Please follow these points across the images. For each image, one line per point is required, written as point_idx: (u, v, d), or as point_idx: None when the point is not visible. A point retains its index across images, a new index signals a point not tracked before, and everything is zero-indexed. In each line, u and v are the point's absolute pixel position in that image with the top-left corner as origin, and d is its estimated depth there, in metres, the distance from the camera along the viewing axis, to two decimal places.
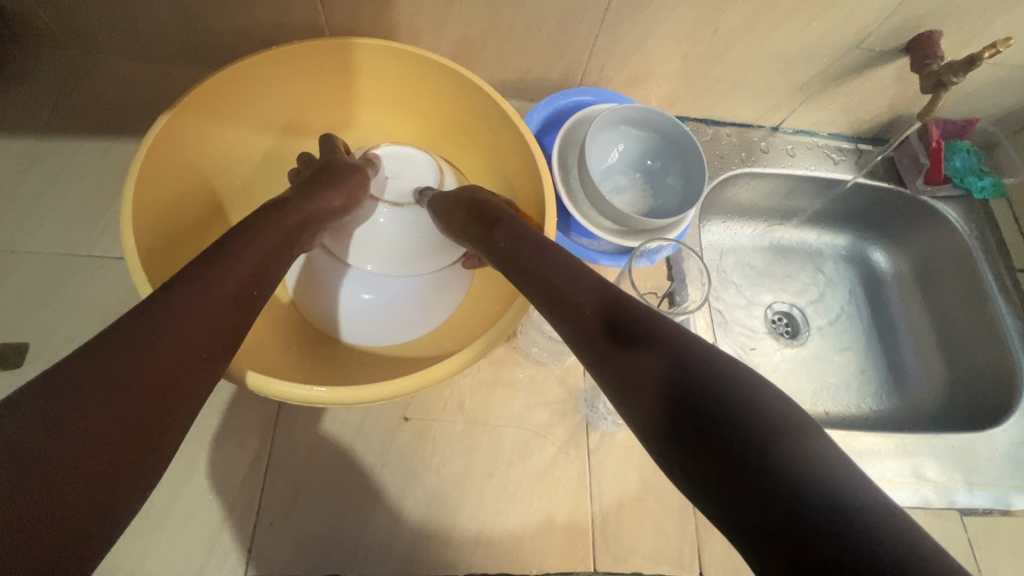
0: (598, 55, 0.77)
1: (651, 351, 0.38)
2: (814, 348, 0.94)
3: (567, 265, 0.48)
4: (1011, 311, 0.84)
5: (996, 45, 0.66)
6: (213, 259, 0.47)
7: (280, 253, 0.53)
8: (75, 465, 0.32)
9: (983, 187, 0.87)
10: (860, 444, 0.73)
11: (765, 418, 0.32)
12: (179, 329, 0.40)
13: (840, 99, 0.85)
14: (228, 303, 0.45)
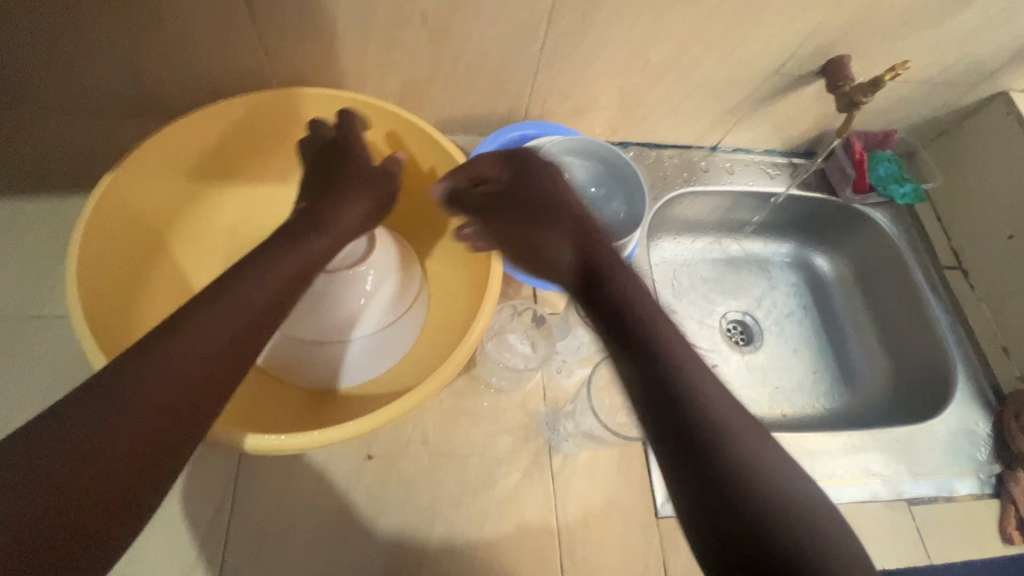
0: (540, 90, 0.81)
1: (686, 370, 0.43)
2: (767, 353, 0.98)
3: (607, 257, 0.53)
4: (940, 305, 0.91)
5: (896, 68, 0.72)
6: (233, 283, 0.47)
7: (300, 271, 0.52)
8: (74, 491, 0.36)
9: (904, 194, 0.94)
10: (812, 443, 0.76)
11: (759, 453, 0.41)
12: (187, 360, 0.42)
13: (770, 118, 0.91)
14: (240, 327, 0.45)
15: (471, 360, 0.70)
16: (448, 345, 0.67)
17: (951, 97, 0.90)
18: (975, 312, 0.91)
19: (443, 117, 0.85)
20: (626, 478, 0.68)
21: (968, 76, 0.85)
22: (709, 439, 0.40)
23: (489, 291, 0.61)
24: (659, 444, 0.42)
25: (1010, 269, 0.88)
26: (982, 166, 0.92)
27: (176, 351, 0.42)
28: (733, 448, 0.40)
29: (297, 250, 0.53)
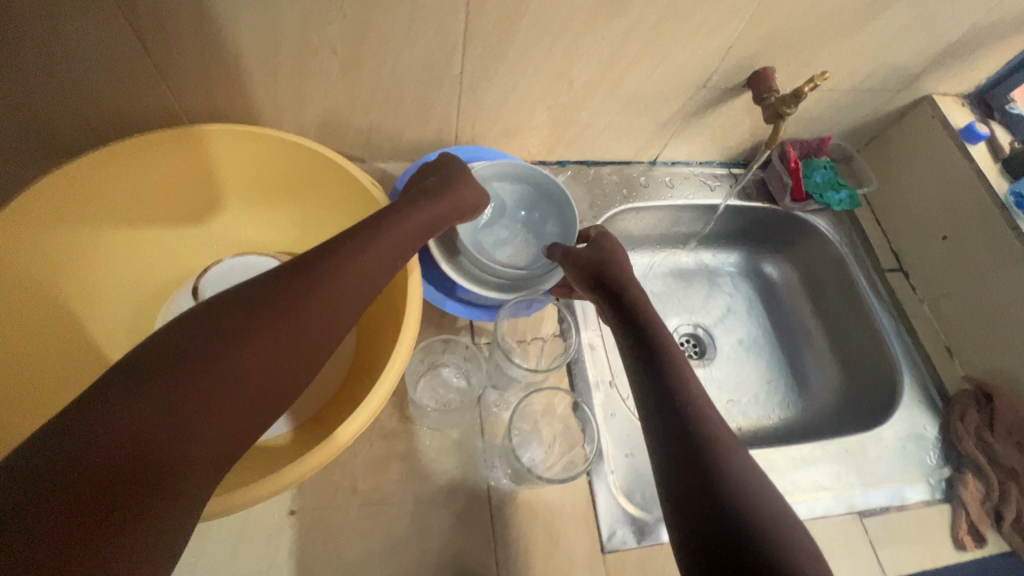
0: (466, 114, 0.79)
1: (686, 387, 0.51)
2: (720, 365, 0.96)
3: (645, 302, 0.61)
4: (883, 308, 0.91)
5: (814, 79, 0.72)
6: (323, 272, 0.50)
7: (403, 254, 0.57)
8: (145, 449, 0.39)
9: (841, 200, 0.94)
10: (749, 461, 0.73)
11: (741, 468, 0.46)
12: (292, 333, 0.47)
13: (703, 131, 0.91)
14: (341, 308, 0.50)
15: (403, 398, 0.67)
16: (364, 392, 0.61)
17: (877, 104, 0.91)
18: (917, 313, 0.91)
19: (370, 146, 0.82)
20: (568, 513, 0.65)
21: (890, 83, 0.87)
22: (696, 446, 0.47)
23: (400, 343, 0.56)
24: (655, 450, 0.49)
25: (947, 269, 0.89)
26: (913, 169, 0.93)
27: (277, 326, 0.46)
28: (719, 458, 0.46)
29: (378, 243, 0.54)
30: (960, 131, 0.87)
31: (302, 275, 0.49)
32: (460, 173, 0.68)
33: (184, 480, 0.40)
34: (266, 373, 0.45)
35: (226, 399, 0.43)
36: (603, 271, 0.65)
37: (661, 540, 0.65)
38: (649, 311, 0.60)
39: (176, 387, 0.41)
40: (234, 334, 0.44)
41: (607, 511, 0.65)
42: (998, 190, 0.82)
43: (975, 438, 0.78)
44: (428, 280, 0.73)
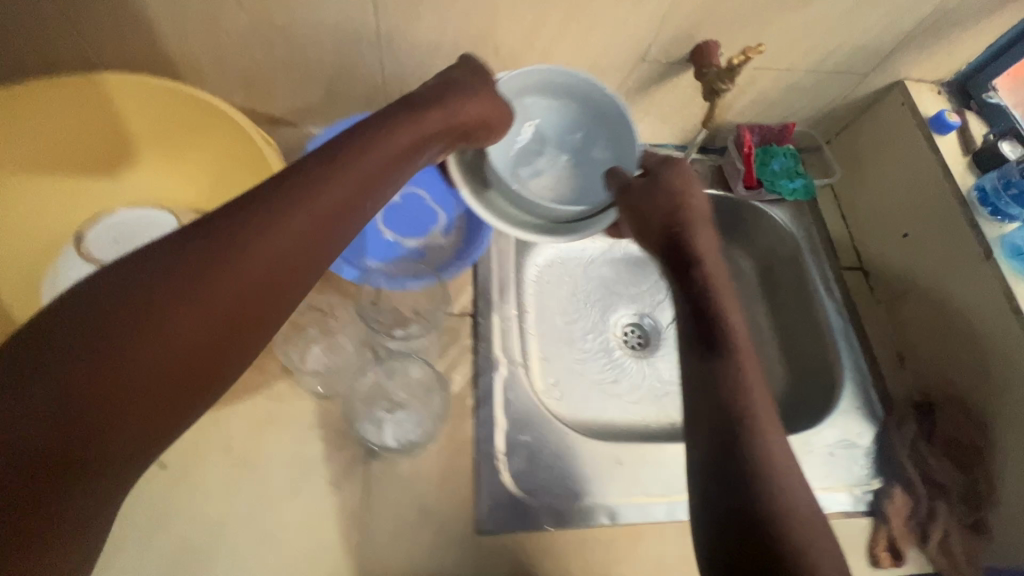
0: (391, 79, 0.76)
1: (748, 379, 0.53)
2: (662, 358, 0.96)
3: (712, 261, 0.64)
4: (835, 308, 0.85)
5: (745, 52, 0.66)
6: (274, 214, 0.46)
7: (370, 190, 0.52)
8: (80, 409, 0.38)
9: (793, 190, 0.89)
10: (652, 457, 0.69)
11: (780, 469, 0.48)
12: (251, 272, 0.44)
13: (652, 110, 0.86)
14: (309, 243, 0.47)
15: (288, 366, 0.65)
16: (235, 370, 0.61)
17: (844, 88, 0.85)
18: (870, 314, 0.85)
19: (295, 110, 0.80)
20: (445, 489, 0.64)
21: (855, 65, 0.80)
22: (740, 442, 0.49)
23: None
24: (698, 438, 0.52)
25: (904, 269, 0.82)
26: (881, 160, 0.86)
27: (224, 275, 0.43)
28: (765, 454, 0.49)
29: (339, 179, 0.50)
30: (929, 120, 0.80)
31: (249, 215, 0.45)
32: (449, 95, 0.62)
33: (127, 436, 0.40)
34: (227, 315, 0.43)
35: (184, 345, 0.41)
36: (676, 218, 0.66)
37: (540, 526, 0.63)
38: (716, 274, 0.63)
39: (113, 345, 0.39)
40: (184, 277, 0.42)
41: (487, 491, 0.64)
42: (962, 186, 0.75)
43: (910, 449, 0.72)
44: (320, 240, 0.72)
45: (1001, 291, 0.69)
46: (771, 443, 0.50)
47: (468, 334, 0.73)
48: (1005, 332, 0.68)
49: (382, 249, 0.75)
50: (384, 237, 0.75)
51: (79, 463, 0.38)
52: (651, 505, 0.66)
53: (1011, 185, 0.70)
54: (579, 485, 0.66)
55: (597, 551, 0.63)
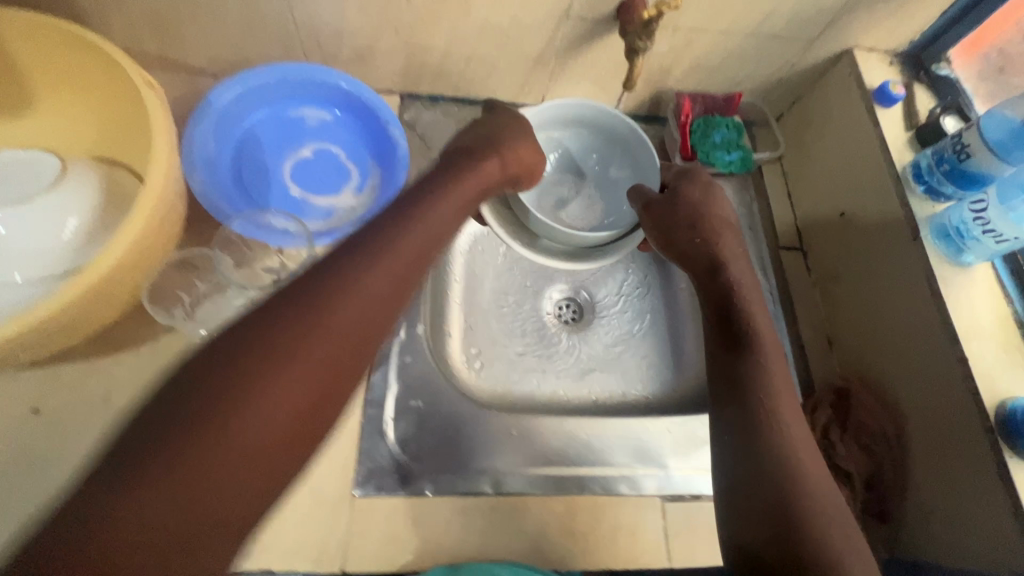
0: (303, 28, 0.73)
1: (773, 413, 0.55)
2: (595, 333, 0.92)
3: (741, 273, 0.66)
4: (770, 287, 0.81)
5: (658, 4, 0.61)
6: (341, 282, 0.44)
7: (432, 249, 0.52)
8: (154, 514, 0.34)
9: (730, 162, 0.85)
10: (548, 429, 0.68)
11: (815, 499, 0.50)
12: (328, 347, 0.42)
13: (586, 73, 0.82)
14: (378, 308, 0.45)
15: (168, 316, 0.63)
16: (111, 320, 0.60)
17: (791, 56, 0.80)
18: (804, 297, 0.81)
19: (208, 59, 0.77)
20: (328, 451, 0.62)
21: (800, 29, 0.75)
22: (771, 476, 0.51)
23: (107, 254, 0.53)
24: (727, 481, 0.53)
25: (839, 250, 0.78)
26: (827, 136, 0.82)
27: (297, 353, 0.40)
28: (796, 487, 0.50)
29: (404, 239, 0.49)
30: (873, 92, 0.75)
31: (321, 286, 0.43)
32: (503, 145, 0.66)
33: (214, 537, 0.36)
34: (306, 398, 0.40)
35: (262, 433, 0.38)
36: (703, 221, 0.68)
37: (420, 491, 0.62)
38: (742, 282, 0.65)
39: (182, 437, 0.36)
40: (257, 360, 0.39)
41: (370, 453, 0.63)
42: (897, 162, 0.71)
43: (821, 435, 0.69)
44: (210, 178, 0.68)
45: (924, 274, 0.65)
46: (802, 464, 0.52)
47: None
48: (923, 317, 0.65)
49: (287, 203, 0.72)
50: (291, 192, 0.73)
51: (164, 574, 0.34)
52: (540, 477, 0.65)
53: (943, 161, 0.65)
54: (468, 453, 0.65)
55: (479, 520, 0.62)
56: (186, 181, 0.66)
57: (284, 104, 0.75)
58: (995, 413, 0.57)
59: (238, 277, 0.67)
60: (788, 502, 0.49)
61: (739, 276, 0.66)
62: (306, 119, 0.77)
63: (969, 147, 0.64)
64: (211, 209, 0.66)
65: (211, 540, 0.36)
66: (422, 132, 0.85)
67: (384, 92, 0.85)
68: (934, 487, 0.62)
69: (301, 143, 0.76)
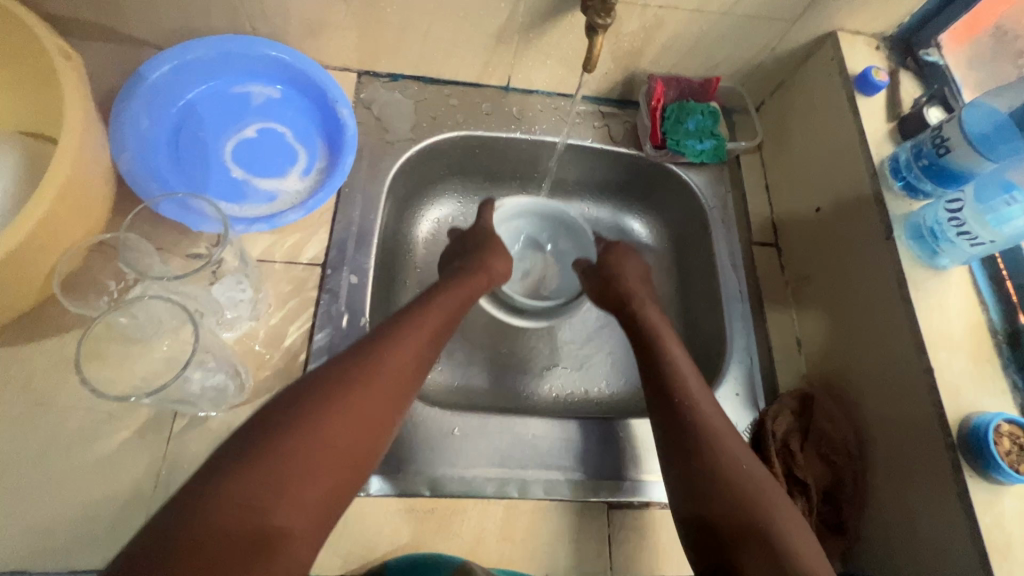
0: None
1: (691, 423, 0.56)
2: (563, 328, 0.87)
3: (648, 311, 0.68)
4: (739, 284, 0.77)
5: None
6: (386, 338, 0.55)
7: (455, 317, 0.62)
8: (248, 510, 0.41)
9: (701, 151, 0.80)
10: (494, 430, 0.65)
11: (743, 492, 0.52)
12: (377, 396, 0.50)
13: (552, 53, 0.77)
14: (416, 365, 0.55)
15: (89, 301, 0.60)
16: (19, 304, 0.56)
17: (771, 39, 0.75)
18: (775, 295, 0.77)
19: (147, 28, 0.72)
20: None
21: (779, 8, 0.70)
22: (702, 477, 0.53)
23: (10, 235, 0.50)
24: (674, 502, 0.55)
25: (813, 248, 0.74)
26: (808, 124, 0.76)
27: (361, 385, 0.50)
28: (723, 485, 0.52)
29: (435, 306, 0.60)
30: (855, 79, 0.70)
31: (372, 341, 0.54)
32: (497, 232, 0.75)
33: (292, 536, 0.42)
34: (358, 439, 0.48)
35: (322, 465, 0.45)
36: (608, 280, 0.73)
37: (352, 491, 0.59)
38: (648, 316, 0.67)
39: (267, 449, 0.44)
40: (319, 404, 0.48)
41: None
42: (876, 156, 0.66)
43: (780, 446, 0.65)
44: (137, 155, 0.64)
45: (894, 277, 0.61)
46: (726, 462, 0.53)
47: (315, 285, 0.68)
48: (892, 324, 0.61)
49: (226, 185, 0.68)
50: (231, 174, 0.69)
51: (253, 560, 0.40)
52: (481, 481, 0.62)
53: (922, 156, 0.61)
54: (407, 451, 0.62)
55: (413, 524, 0.59)
56: (113, 159, 0.63)
57: (227, 79, 0.71)
58: (959, 429, 0.54)
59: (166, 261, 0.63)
60: (723, 499, 0.52)
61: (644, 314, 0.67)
62: (251, 96, 0.72)
63: (948, 141, 0.59)
64: (139, 190, 0.62)
65: (292, 538, 0.42)
66: (379, 112, 0.79)
67: (340, 69, 0.80)
68: (890, 499, 0.59)
69: (245, 121, 0.71)
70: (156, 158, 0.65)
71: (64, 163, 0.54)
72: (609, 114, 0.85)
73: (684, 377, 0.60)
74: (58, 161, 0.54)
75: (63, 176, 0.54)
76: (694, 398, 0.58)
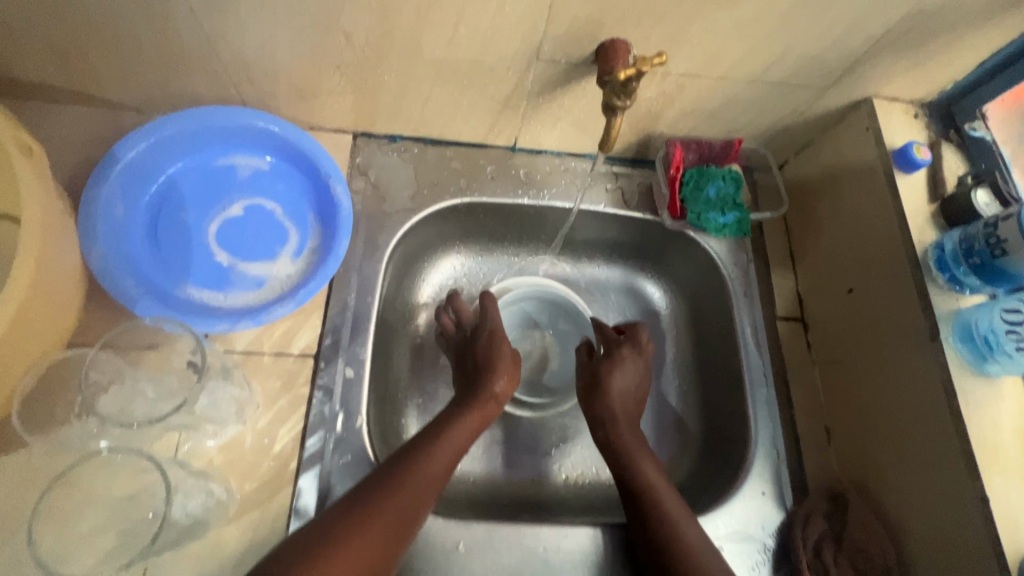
0: (230, 65, 0.62)
1: (665, 549, 0.56)
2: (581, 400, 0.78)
3: (633, 449, 0.64)
4: (765, 368, 0.71)
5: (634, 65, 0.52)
6: (393, 478, 0.53)
7: (462, 452, 0.60)
8: None
9: (724, 225, 0.75)
10: (501, 546, 0.61)
11: None
12: (376, 539, 0.50)
13: (564, 116, 0.71)
14: (418, 506, 0.53)
15: (50, 420, 0.52)
16: None
17: (802, 103, 0.69)
18: (803, 378, 0.71)
19: (121, 94, 0.66)
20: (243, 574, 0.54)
21: (814, 75, 0.64)
22: None
23: None
24: None
25: (848, 330, 0.68)
26: (841, 194, 0.70)
27: (360, 532, 0.49)
28: None
29: (445, 440, 0.58)
30: (894, 153, 0.65)
31: (378, 483, 0.53)
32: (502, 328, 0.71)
33: None
34: None
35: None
36: (591, 391, 0.69)
37: None
38: (636, 457, 0.63)
39: None
40: (316, 551, 0.47)
41: None
42: (918, 242, 0.61)
43: (811, 554, 0.61)
44: (110, 248, 0.59)
45: (941, 384, 0.56)
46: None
47: (307, 379, 0.63)
48: (940, 437, 0.56)
49: (210, 273, 0.62)
50: (215, 259, 0.63)
51: None
52: None
53: (973, 253, 0.56)
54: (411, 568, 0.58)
55: None
56: (83, 257, 0.57)
57: (208, 152, 0.66)
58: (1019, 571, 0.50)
59: (146, 369, 0.56)
60: None
61: (626, 454, 0.63)
62: (236, 169, 0.67)
63: (1005, 242, 0.55)
64: (113, 290, 0.57)
65: None
66: (376, 178, 0.74)
67: (333, 131, 0.74)
68: None
69: (231, 199, 0.66)
70: (133, 249, 0.60)
71: (23, 274, 0.48)
72: (623, 175, 0.79)
73: (681, 530, 0.57)
74: (17, 273, 0.48)
75: (22, 291, 0.48)
76: (694, 552, 0.55)
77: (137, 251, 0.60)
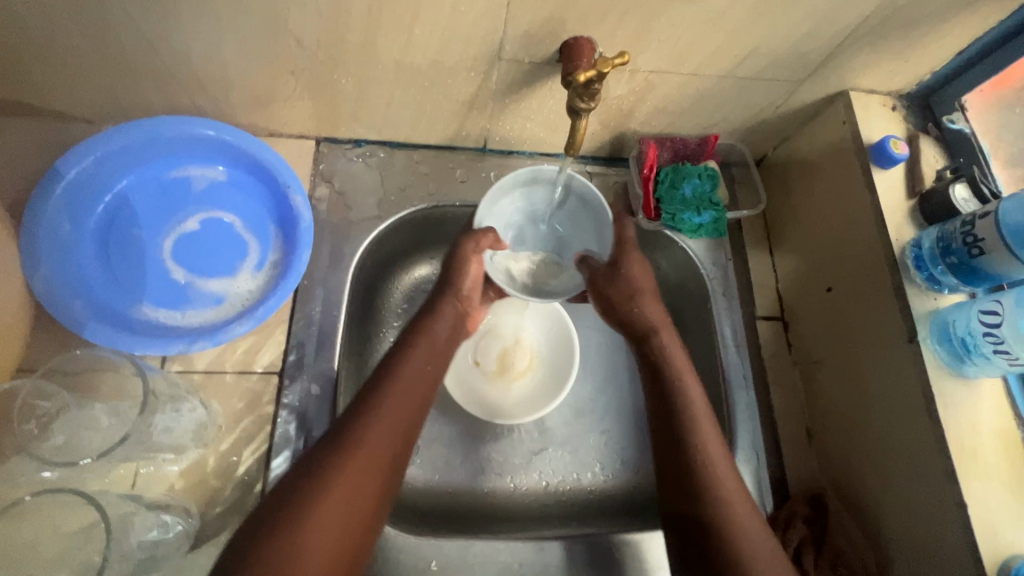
0: (176, 73, 0.59)
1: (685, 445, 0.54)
2: (562, 405, 0.75)
3: (733, 499, 0.51)
4: (745, 370, 0.70)
5: (598, 65, 0.50)
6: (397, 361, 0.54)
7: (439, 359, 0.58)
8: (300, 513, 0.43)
9: (700, 225, 0.73)
10: (475, 563, 0.60)
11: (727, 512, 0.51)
12: (397, 402, 0.51)
13: (533, 117, 0.69)
14: (421, 393, 0.54)
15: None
16: None
17: (778, 97, 0.66)
18: (782, 379, 0.70)
19: (69, 106, 0.63)
20: None
21: (788, 68, 0.62)
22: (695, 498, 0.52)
23: None
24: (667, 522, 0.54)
25: (828, 331, 0.66)
26: (819, 191, 0.69)
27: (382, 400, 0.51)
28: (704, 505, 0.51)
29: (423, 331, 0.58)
30: (870, 147, 0.63)
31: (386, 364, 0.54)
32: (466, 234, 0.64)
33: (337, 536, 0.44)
34: (386, 451, 0.49)
35: (330, 552, 0.43)
36: (621, 306, 0.63)
37: None
38: (679, 380, 0.58)
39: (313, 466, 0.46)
40: (328, 467, 0.46)
41: None
42: (896, 241, 0.59)
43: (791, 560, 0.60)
44: (55, 267, 0.57)
45: (920, 387, 0.55)
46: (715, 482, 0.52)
47: (272, 398, 0.61)
48: (915, 439, 0.55)
49: (165, 291, 0.60)
50: (171, 277, 0.61)
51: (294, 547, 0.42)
52: None
53: (951, 252, 0.55)
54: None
55: None
56: (27, 280, 0.55)
57: (160, 165, 0.63)
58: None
59: (102, 399, 0.54)
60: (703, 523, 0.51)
61: (709, 462, 0.53)
62: (191, 181, 0.64)
63: (982, 241, 0.53)
64: (59, 313, 0.55)
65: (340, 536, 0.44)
66: (341, 186, 0.71)
67: (295, 136, 0.71)
68: None
69: (186, 213, 0.63)
70: (79, 265, 0.58)
71: None
72: (597, 174, 0.77)
73: (704, 439, 0.54)
74: None
75: None
76: (706, 451, 0.54)
77: (84, 266, 0.58)
